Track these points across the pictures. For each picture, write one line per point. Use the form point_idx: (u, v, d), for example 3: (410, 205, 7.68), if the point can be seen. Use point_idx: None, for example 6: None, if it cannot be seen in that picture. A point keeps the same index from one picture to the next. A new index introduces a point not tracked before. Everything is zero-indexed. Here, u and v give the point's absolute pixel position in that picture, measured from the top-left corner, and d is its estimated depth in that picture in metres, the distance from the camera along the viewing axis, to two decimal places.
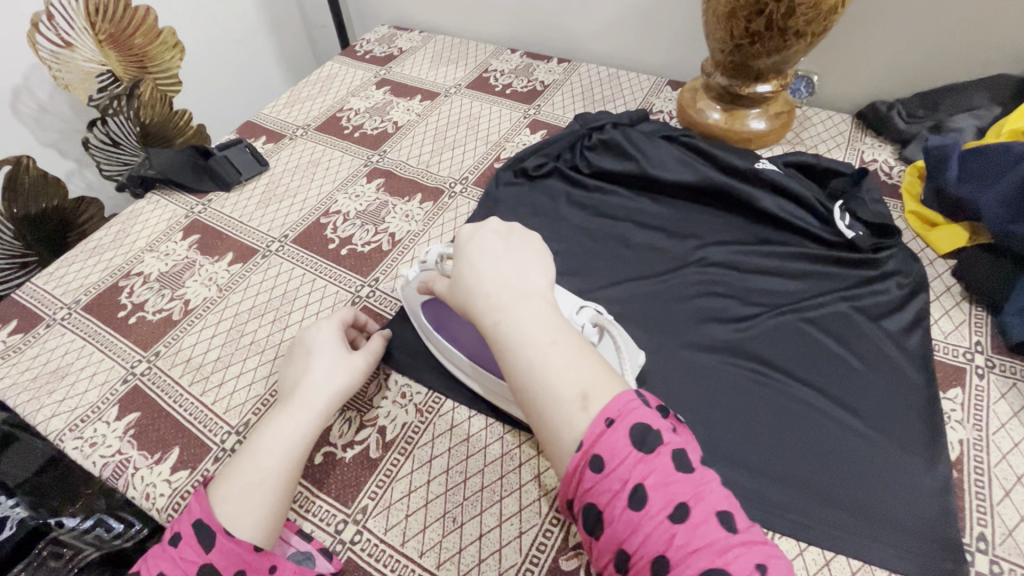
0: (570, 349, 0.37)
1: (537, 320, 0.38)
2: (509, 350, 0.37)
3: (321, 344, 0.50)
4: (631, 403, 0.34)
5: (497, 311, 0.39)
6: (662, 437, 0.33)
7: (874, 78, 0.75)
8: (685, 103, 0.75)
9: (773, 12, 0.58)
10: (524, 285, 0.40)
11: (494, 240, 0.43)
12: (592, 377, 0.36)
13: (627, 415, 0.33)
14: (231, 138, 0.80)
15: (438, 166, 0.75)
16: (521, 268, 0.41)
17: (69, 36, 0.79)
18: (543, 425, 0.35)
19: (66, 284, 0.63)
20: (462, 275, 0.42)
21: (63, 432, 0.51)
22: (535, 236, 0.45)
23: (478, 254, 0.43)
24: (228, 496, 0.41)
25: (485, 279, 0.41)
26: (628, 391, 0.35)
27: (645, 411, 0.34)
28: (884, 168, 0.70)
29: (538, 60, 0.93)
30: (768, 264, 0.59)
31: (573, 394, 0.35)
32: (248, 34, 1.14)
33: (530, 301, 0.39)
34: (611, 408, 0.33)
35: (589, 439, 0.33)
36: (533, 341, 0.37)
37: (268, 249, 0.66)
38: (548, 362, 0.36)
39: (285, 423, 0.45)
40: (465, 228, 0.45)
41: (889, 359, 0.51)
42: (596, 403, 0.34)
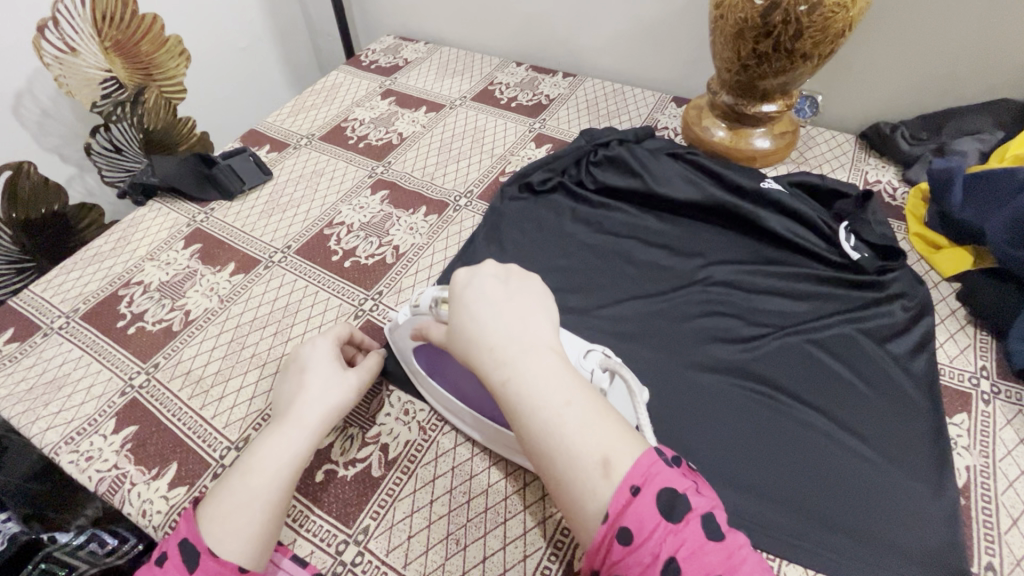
0: (586, 407, 0.36)
1: (549, 376, 0.36)
2: (522, 412, 0.36)
3: (316, 361, 0.49)
4: (654, 466, 0.33)
5: (505, 369, 0.37)
6: (690, 503, 0.32)
7: (878, 100, 0.75)
8: (691, 120, 0.76)
9: (782, 34, 0.58)
10: (529, 335, 0.39)
11: (493, 285, 0.42)
12: (611, 438, 0.34)
13: (653, 481, 0.32)
14: (235, 147, 0.80)
15: (443, 178, 0.75)
16: (523, 316, 0.40)
17: (74, 42, 0.79)
18: (566, 492, 0.34)
19: (65, 292, 0.63)
20: (463, 327, 0.41)
21: (58, 445, 0.50)
22: (534, 277, 0.44)
23: (478, 302, 0.41)
24: (215, 518, 0.40)
25: (488, 331, 0.39)
26: (650, 452, 0.34)
27: (669, 473, 0.33)
28: (887, 189, 0.70)
29: (543, 74, 0.93)
30: (773, 285, 0.59)
31: (594, 460, 0.33)
32: (253, 41, 1.14)
33: (539, 354, 0.38)
34: (634, 473, 0.33)
35: (615, 509, 0.32)
36: (546, 399, 0.36)
37: (271, 259, 0.65)
38: (566, 424, 0.35)
39: (277, 444, 0.43)
40: (460, 272, 0.44)
41: (895, 383, 0.51)
42: (618, 468, 0.33)
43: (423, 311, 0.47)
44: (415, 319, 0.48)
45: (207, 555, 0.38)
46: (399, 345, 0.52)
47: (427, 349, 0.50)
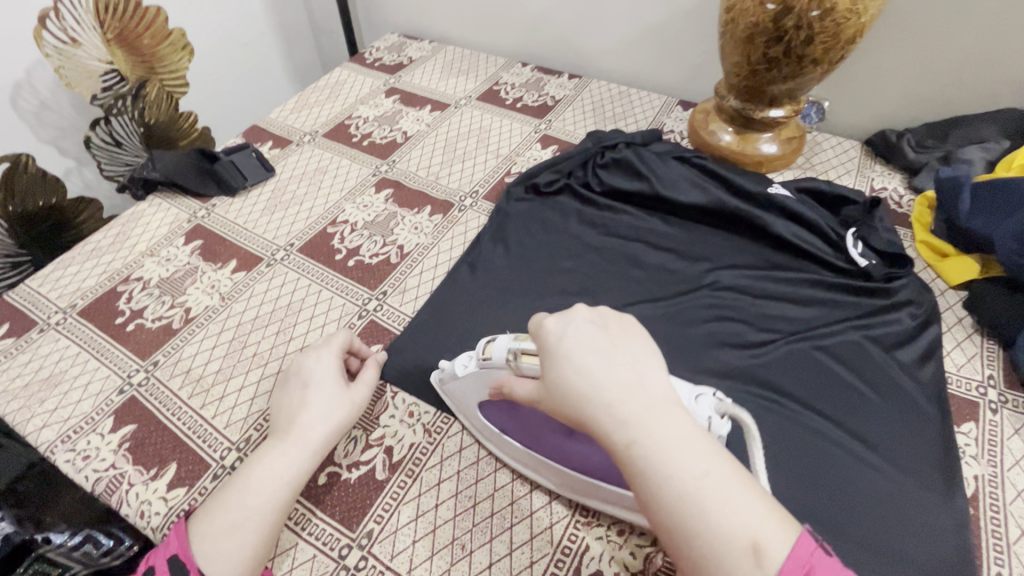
0: (726, 479, 0.31)
1: (679, 441, 0.32)
2: (655, 483, 0.31)
3: (318, 378, 0.48)
4: (813, 553, 0.29)
5: (631, 431, 0.33)
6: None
7: (883, 107, 0.75)
8: (697, 124, 0.75)
9: (792, 39, 0.58)
10: (646, 391, 0.34)
11: (593, 332, 0.38)
12: (758, 518, 0.30)
13: (816, 573, 0.28)
14: (237, 142, 0.79)
15: (448, 178, 0.74)
16: (637, 368, 0.36)
17: (75, 32, 0.77)
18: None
19: (62, 287, 0.61)
20: (567, 380, 0.36)
21: (54, 443, 0.49)
22: (633, 320, 0.39)
23: (581, 350, 0.36)
24: (212, 537, 0.39)
25: (601, 384, 0.35)
26: (803, 535, 0.29)
27: (829, 563, 0.29)
28: (894, 197, 0.70)
29: (549, 75, 0.93)
30: (781, 290, 0.59)
31: (742, 544, 0.29)
32: (255, 36, 1.13)
33: (665, 413, 0.33)
34: (796, 563, 0.28)
35: None
36: (680, 470, 0.31)
37: (273, 257, 0.64)
38: (708, 500, 0.30)
39: (279, 463, 0.43)
40: (551, 317, 0.39)
41: (903, 391, 0.51)
42: (772, 554, 0.28)
43: (496, 363, 0.43)
44: (485, 370, 0.44)
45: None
46: (457, 396, 0.48)
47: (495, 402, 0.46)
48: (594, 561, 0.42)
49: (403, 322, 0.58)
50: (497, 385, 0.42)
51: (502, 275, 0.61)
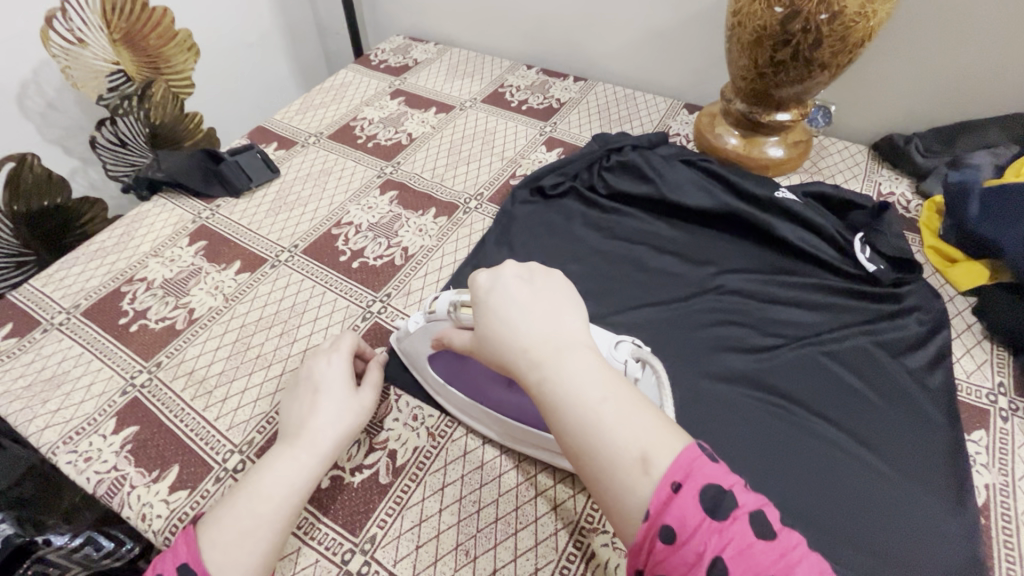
0: (624, 403, 0.34)
1: (584, 373, 0.36)
2: (559, 410, 0.35)
3: (328, 383, 0.48)
4: (695, 461, 0.32)
5: (541, 366, 0.37)
6: (736, 499, 0.30)
7: (890, 113, 0.75)
8: (703, 127, 0.75)
9: (800, 42, 0.58)
10: (561, 334, 0.38)
11: (518, 285, 0.41)
12: (649, 434, 0.33)
13: (695, 477, 0.31)
14: (243, 143, 0.79)
15: (453, 180, 0.74)
16: (553, 316, 0.39)
17: (82, 33, 0.77)
18: (603, 492, 0.33)
19: (66, 287, 0.61)
20: (492, 328, 0.40)
21: (56, 444, 0.49)
22: (559, 278, 0.43)
23: (507, 302, 0.40)
24: (217, 543, 0.38)
25: (520, 329, 0.38)
26: (689, 447, 0.33)
27: (712, 468, 0.32)
28: (901, 202, 0.70)
29: (554, 78, 0.93)
30: (788, 295, 0.58)
31: (632, 456, 0.32)
32: (261, 38, 1.13)
33: (573, 351, 0.37)
34: (675, 469, 0.31)
35: (655, 507, 0.31)
36: (582, 396, 0.35)
37: (277, 258, 0.64)
38: (605, 420, 0.34)
39: (288, 469, 0.42)
40: (482, 274, 0.43)
41: (912, 398, 0.50)
42: (658, 463, 0.32)
43: (441, 316, 0.46)
44: (432, 326, 0.47)
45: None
46: (410, 354, 0.51)
47: (443, 355, 0.49)
48: (599, 568, 0.42)
49: None
50: (440, 337, 0.45)
51: None
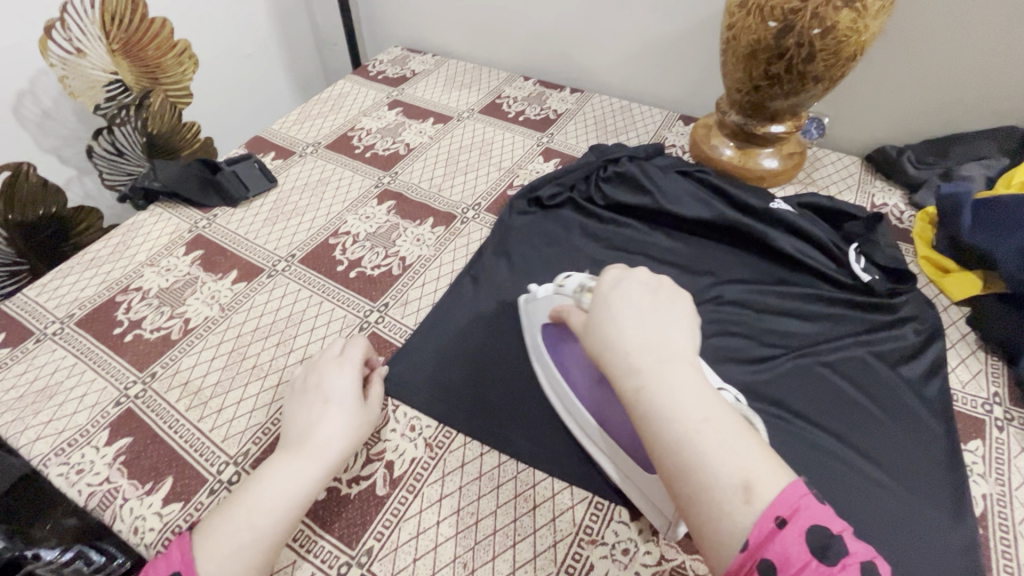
0: (727, 428, 0.34)
1: (689, 391, 0.35)
2: (655, 423, 0.35)
3: (340, 393, 0.47)
4: (803, 500, 0.31)
5: (640, 375, 0.37)
6: (847, 546, 0.29)
7: (884, 124, 0.76)
8: (699, 138, 0.76)
9: (794, 56, 0.58)
10: (670, 348, 0.38)
11: (641, 293, 0.42)
12: (753, 463, 0.32)
13: (801, 515, 0.30)
14: (240, 153, 0.79)
15: (450, 190, 0.74)
16: (662, 329, 0.39)
17: (80, 43, 0.78)
18: (696, 513, 0.32)
19: (60, 296, 0.61)
20: (602, 331, 0.40)
21: (47, 456, 0.48)
22: (680, 291, 0.43)
23: (622, 305, 0.41)
24: (212, 551, 0.38)
25: (630, 335, 0.39)
26: (795, 485, 0.31)
27: (821, 510, 0.31)
28: (894, 213, 0.71)
29: (550, 89, 0.93)
30: (784, 305, 0.59)
31: (733, 482, 0.32)
32: (259, 49, 1.14)
33: (678, 366, 0.37)
34: (781, 504, 0.30)
35: (755, 539, 0.30)
36: (684, 415, 0.34)
37: (274, 268, 0.64)
38: (707, 442, 0.33)
39: (292, 480, 0.42)
40: (611, 274, 0.44)
41: (908, 408, 0.51)
42: (762, 494, 0.31)
43: (566, 293, 0.49)
44: (555, 298, 0.50)
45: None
46: (529, 318, 0.54)
47: (557, 330, 0.51)
48: None
49: (405, 334, 0.58)
50: (558, 311, 0.47)
51: (505, 288, 0.61)
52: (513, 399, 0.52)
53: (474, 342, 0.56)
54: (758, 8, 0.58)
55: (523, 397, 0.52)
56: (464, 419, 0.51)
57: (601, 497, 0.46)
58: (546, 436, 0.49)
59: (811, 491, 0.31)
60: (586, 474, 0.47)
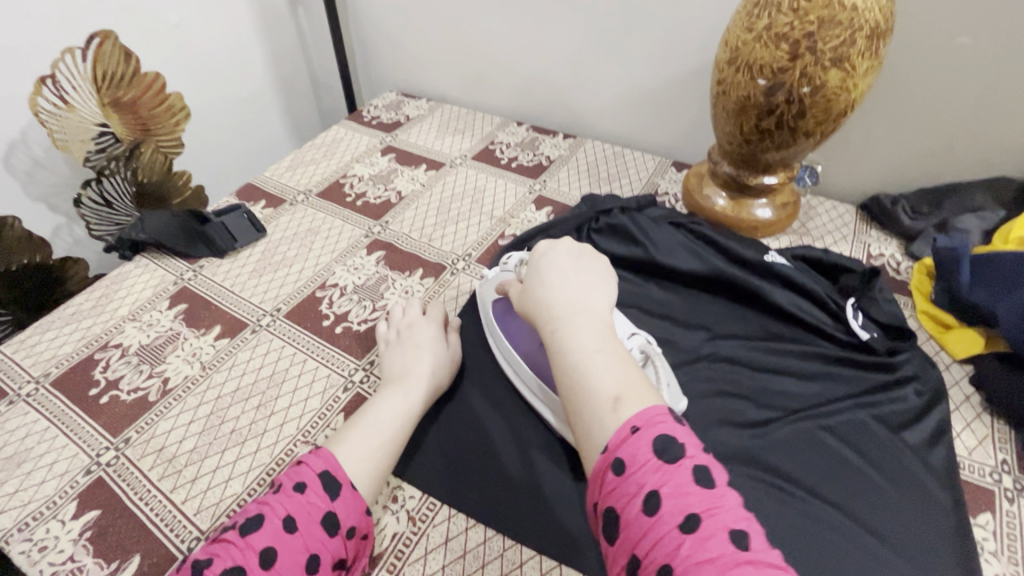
0: (614, 357, 0.39)
1: (591, 330, 0.41)
2: (558, 353, 0.40)
3: (422, 338, 0.56)
4: (661, 415, 0.35)
5: (555, 318, 0.42)
6: (685, 450, 0.33)
7: (878, 168, 0.75)
8: (692, 187, 0.75)
9: (784, 112, 0.58)
10: (584, 298, 0.43)
11: (566, 255, 0.48)
12: (628, 384, 0.37)
13: (654, 426, 0.34)
14: (230, 202, 0.78)
15: (441, 240, 0.74)
16: (583, 284, 0.45)
17: (70, 96, 0.77)
18: (577, 421, 0.37)
19: (37, 354, 0.59)
20: (532, 285, 0.46)
21: (9, 532, 0.46)
22: (604, 258, 0.48)
23: (550, 266, 0.46)
24: (351, 453, 0.45)
25: (552, 288, 0.44)
26: (658, 406, 0.36)
27: (675, 426, 0.35)
28: (891, 263, 0.70)
29: (543, 135, 0.94)
30: (782, 364, 0.57)
31: (607, 395, 0.37)
32: (257, 93, 1.15)
33: (587, 310, 0.42)
34: (638, 416, 0.35)
35: (613, 441, 0.34)
36: (581, 345, 0.40)
37: (259, 323, 0.63)
38: (593, 366, 0.38)
39: (400, 404, 0.50)
40: (541, 244, 0.50)
41: (913, 478, 0.48)
42: (628, 407, 0.36)
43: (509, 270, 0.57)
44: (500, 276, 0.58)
45: (348, 489, 0.43)
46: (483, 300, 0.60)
47: (504, 305, 0.57)
48: None
49: None
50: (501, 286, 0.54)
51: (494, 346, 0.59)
52: (500, 467, 0.50)
53: (461, 404, 0.54)
54: (747, 65, 0.58)
55: (511, 464, 0.50)
56: (449, 487, 0.49)
57: None
58: (534, 508, 0.47)
59: (668, 410, 0.36)
60: (576, 553, 0.44)
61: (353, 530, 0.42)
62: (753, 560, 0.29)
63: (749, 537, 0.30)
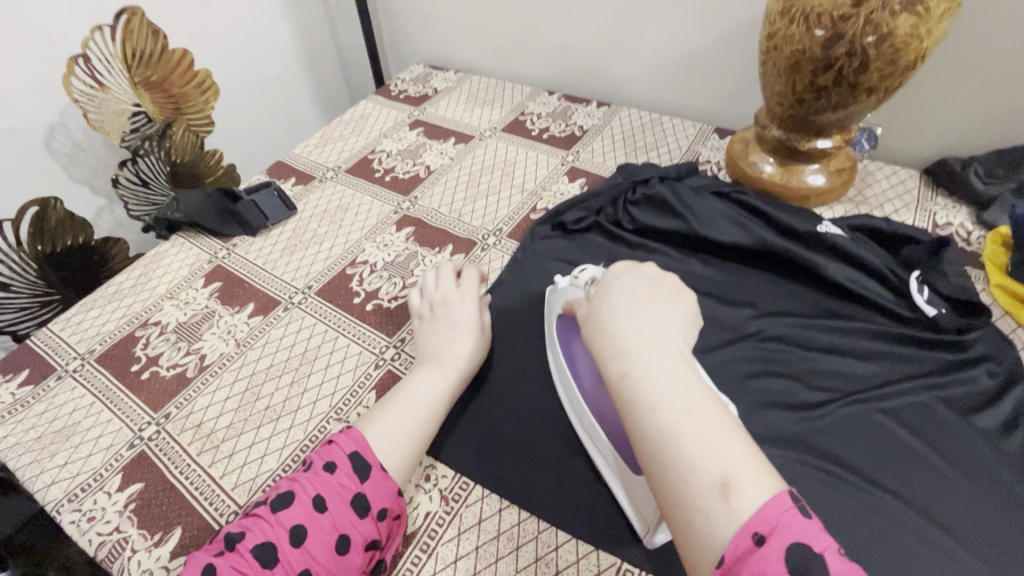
0: (710, 424, 0.31)
1: (675, 380, 0.33)
2: (636, 413, 0.32)
3: (466, 322, 0.53)
4: (785, 513, 0.27)
5: (626, 362, 0.34)
6: (829, 567, 0.25)
7: (949, 129, 0.68)
8: (736, 153, 0.71)
9: (844, 66, 0.53)
10: (662, 339, 0.35)
11: (643, 283, 0.40)
12: (735, 461, 0.29)
13: (782, 532, 0.26)
14: (261, 180, 0.78)
15: (471, 215, 0.72)
16: (660, 320, 0.37)
17: (103, 78, 0.79)
18: (675, 510, 0.30)
19: (82, 332, 0.61)
20: (599, 318, 0.39)
21: (61, 502, 0.47)
22: (687, 288, 0.40)
23: (623, 296, 0.39)
24: (382, 434, 0.45)
25: (622, 323, 0.37)
26: (781, 496, 0.28)
27: (808, 527, 0.27)
28: (960, 233, 0.64)
29: (576, 104, 0.90)
30: (835, 343, 0.53)
31: (710, 478, 0.29)
32: (285, 72, 1.14)
33: (666, 355, 0.34)
34: (760, 517, 0.27)
35: (731, 554, 0.27)
36: (665, 403, 0.32)
37: (291, 300, 0.63)
38: (684, 436, 0.30)
39: (438, 385, 0.49)
40: (616, 265, 0.43)
41: (986, 467, 0.44)
42: (741, 496, 0.28)
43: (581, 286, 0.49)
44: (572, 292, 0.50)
45: (378, 472, 0.42)
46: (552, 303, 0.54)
47: (571, 321, 0.51)
48: None
49: None
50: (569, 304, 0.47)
51: (529, 327, 0.57)
52: (537, 448, 0.48)
53: (491, 383, 0.53)
54: (803, 14, 0.53)
55: (549, 446, 0.48)
56: (482, 468, 0.48)
57: (630, 564, 0.42)
58: (568, 489, 0.45)
59: (792, 499, 0.28)
60: (616, 536, 0.43)
61: (385, 511, 0.41)
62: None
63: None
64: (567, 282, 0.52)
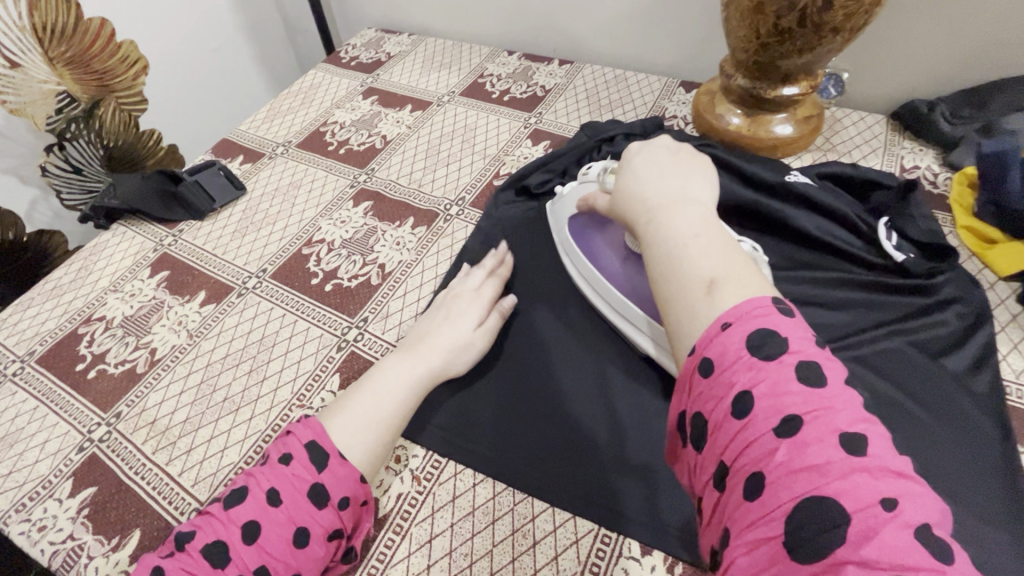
0: (714, 246, 0.34)
1: (688, 218, 0.36)
2: (648, 245, 0.37)
3: (458, 315, 0.50)
4: (761, 307, 0.29)
5: (648, 213, 0.38)
6: (788, 346, 0.27)
7: (911, 72, 0.67)
8: (702, 106, 0.68)
9: (808, 5, 0.50)
10: (683, 191, 0.39)
11: (664, 154, 0.43)
12: (727, 270, 0.32)
13: (749, 320, 0.29)
14: (204, 160, 0.73)
15: (431, 185, 0.68)
16: (681, 180, 0.40)
17: (15, 56, 0.73)
18: (667, 309, 0.33)
19: (20, 333, 0.57)
20: (626, 184, 0.43)
21: (6, 513, 0.45)
22: (706, 157, 0.43)
23: (647, 164, 0.42)
24: (345, 425, 0.42)
25: (649, 185, 0.40)
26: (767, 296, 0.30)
27: (783, 320, 0.29)
28: (928, 175, 0.63)
29: (537, 63, 0.86)
30: (807, 294, 0.52)
31: (699, 281, 0.32)
32: (224, 43, 1.07)
33: (682, 203, 0.38)
34: (733, 310, 0.29)
35: (702, 340, 0.30)
36: (672, 233, 0.35)
37: (245, 285, 0.59)
38: (686, 253, 0.34)
39: (410, 370, 0.46)
40: (634, 143, 0.46)
41: (955, 408, 0.45)
42: (723, 291, 0.31)
43: (592, 180, 0.54)
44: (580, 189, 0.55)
45: (338, 460, 0.40)
46: (556, 215, 0.57)
47: (583, 218, 0.54)
48: None
49: (386, 352, 0.53)
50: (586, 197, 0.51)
51: None
52: (511, 418, 0.47)
53: None
54: None
55: (525, 417, 0.47)
56: (455, 446, 0.46)
57: (607, 529, 0.41)
58: (544, 459, 0.44)
59: (771, 300, 0.30)
60: (593, 503, 0.42)
61: (346, 500, 0.39)
62: (870, 470, 0.23)
63: (862, 441, 0.24)
64: (575, 185, 0.56)
